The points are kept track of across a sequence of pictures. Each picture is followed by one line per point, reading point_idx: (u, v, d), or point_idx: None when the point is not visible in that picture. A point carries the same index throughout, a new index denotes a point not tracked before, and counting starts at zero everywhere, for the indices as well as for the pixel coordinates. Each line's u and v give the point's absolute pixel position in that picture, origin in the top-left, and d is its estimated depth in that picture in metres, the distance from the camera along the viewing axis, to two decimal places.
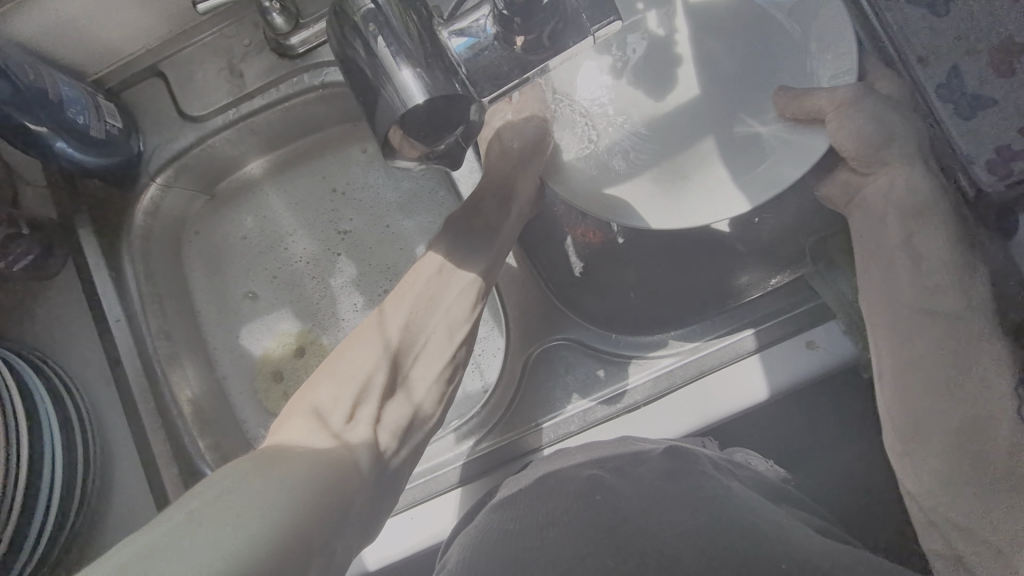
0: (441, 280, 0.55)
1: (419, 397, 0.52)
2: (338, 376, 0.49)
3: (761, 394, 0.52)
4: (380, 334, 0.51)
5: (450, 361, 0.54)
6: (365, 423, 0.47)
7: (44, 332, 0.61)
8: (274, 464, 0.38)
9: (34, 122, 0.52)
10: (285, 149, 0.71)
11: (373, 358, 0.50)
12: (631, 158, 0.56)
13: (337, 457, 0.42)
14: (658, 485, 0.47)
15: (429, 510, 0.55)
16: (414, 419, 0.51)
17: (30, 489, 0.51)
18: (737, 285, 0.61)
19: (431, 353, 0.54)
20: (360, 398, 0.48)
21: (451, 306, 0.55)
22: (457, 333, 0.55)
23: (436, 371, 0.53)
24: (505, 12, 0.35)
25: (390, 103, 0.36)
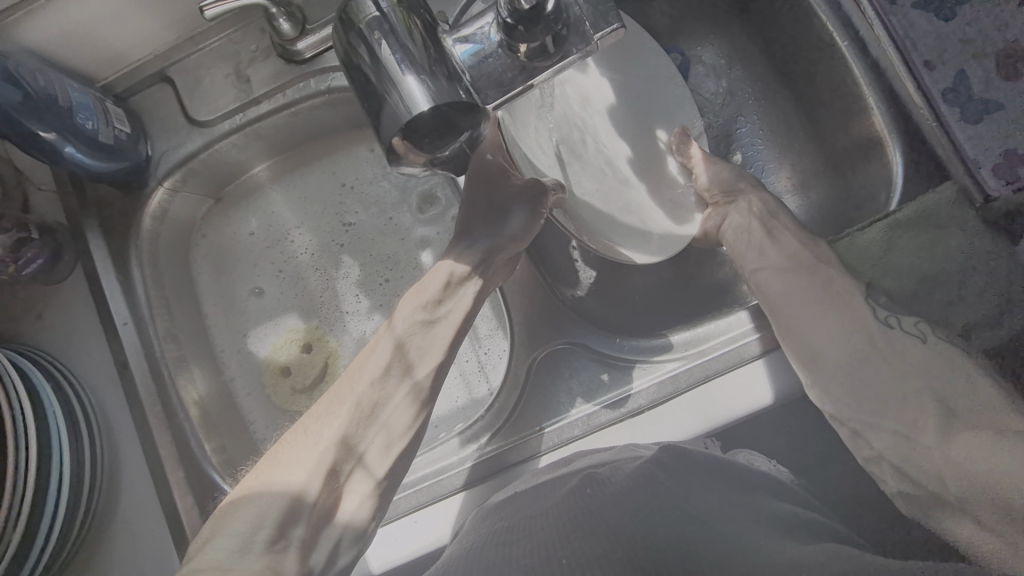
0: (387, 381, 0.52)
1: (352, 514, 0.49)
2: (272, 489, 0.47)
3: (767, 397, 0.52)
4: (317, 444, 0.49)
5: (392, 471, 0.52)
6: (294, 545, 0.45)
7: (53, 334, 0.62)
8: None
9: (43, 128, 0.52)
10: (290, 153, 0.71)
11: (310, 470, 0.47)
12: (617, 176, 0.63)
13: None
14: (649, 473, 0.45)
15: (433, 514, 0.55)
16: (349, 534, 0.49)
17: (38, 491, 0.52)
18: (741, 291, 0.65)
19: (373, 461, 0.51)
20: (292, 517, 0.46)
21: (395, 411, 0.52)
22: (398, 443, 0.52)
23: (375, 483, 0.51)
24: (508, 20, 0.35)
25: (395, 112, 0.36)
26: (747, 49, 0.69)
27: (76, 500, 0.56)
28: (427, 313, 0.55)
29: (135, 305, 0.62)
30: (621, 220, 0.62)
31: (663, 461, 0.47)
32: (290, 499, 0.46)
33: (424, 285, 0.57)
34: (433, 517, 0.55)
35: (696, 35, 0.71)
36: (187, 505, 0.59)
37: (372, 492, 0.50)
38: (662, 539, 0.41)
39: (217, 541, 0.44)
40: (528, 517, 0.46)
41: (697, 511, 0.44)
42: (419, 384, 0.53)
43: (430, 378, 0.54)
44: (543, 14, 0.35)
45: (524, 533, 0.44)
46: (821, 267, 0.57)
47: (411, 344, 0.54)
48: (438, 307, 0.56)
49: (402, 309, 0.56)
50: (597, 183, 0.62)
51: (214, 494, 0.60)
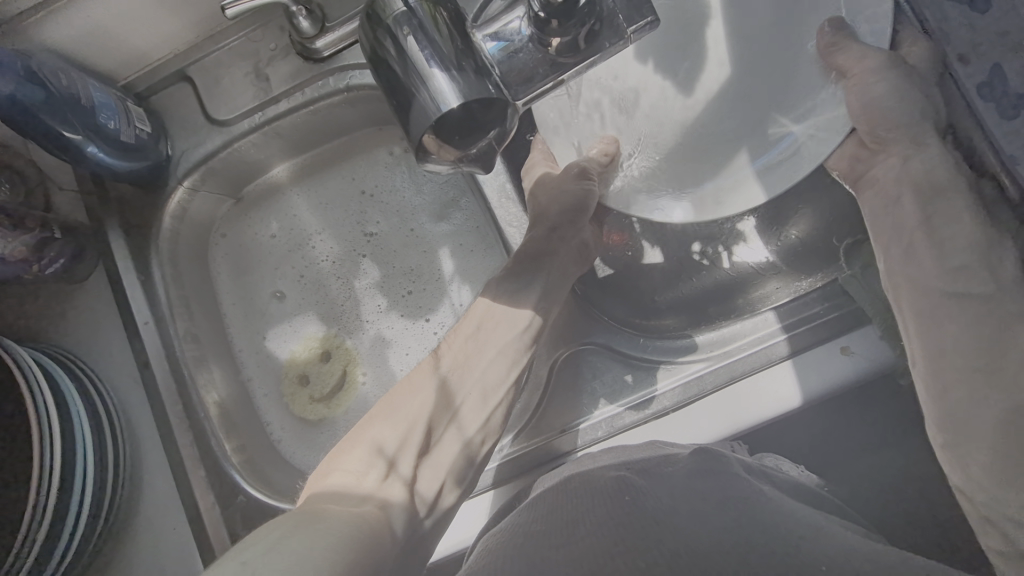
0: (477, 341, 0.55)
1: (453, 458, 0.51)
2: (377, 434, 0.49)
3: (794, 401, 0.51)
4: (421, 390, 0.52)
5: (486, 423, 0.53)
6: (400, 481, 0.48)
7: (76, 334, 0.62)
8: (318, 523, 0.39)
9: (69, 130, 0.53)
10: (310, 154, 0.71)
11: (414, 417, 0.50)
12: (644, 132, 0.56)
13: (373, 518, 0.43)
14: (687, 482, 0.46)
15: (474, 507, 0.55)
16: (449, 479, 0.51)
17: (63, 488, 0.52)
18: (763, 291, 0.60)
19: (468, 414, 0.53)
20: (398, 458, 0.49)
21: (490, 366, 0.54)
22: (496, 393, 0.54)
23: (470, 434, 0.52)
24: (541, 13, 0.34)
25: (425, 107, 0.36)
26: None
27: (99, 498, 0.56)
28: (513, 273, 0.57)
29: (156, 304, 0.62)
30: (651, 174, 0.57)
31: (699, 464, 0.47)
32: (398, 439, 0.49)
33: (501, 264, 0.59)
34: (476, 509, 0.55)
35: None
36: (208, 504, 0.59)
37: (468, 446, 0.52)
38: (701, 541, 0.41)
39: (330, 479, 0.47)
40: (561, 520, 0.45)
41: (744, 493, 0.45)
42: (512, 345, 0.55)
43: (524, 334, 0.55)
44: (578, 6, 0.34)
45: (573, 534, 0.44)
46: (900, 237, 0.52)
47: (502, 307, 0.56)
48: (525, 267, 0.56)
49: (493, 280, 0.58)
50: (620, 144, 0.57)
51: (234, 493, 0.60)
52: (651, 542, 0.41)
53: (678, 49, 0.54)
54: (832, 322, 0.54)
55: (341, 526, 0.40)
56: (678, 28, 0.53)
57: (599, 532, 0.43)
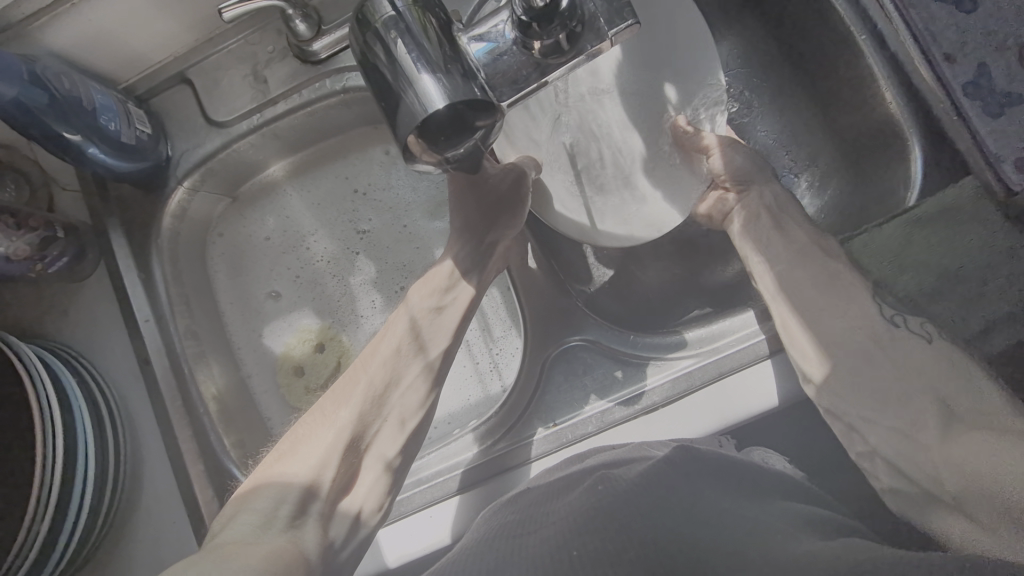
0: (398, 363, 0.53)
1: (371, 482, 0.51)
2: (290, 467, 0.48)
3: (782, 396, 0.52)
4: (335, 423, 0.50)
5: (403, 448, 0.53)
6: (314, 519, 0.46)
7: (79, 331, 0.64)
8: (226, 561, 0.38)
9: (69, 130, 0.54)
10: (306, 152, 0.72)
11: (327, 447, 0.49)
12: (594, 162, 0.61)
13: (285, 556, 0.42)
14: (661, 472, 0.46)
15: (446, 509, 0.56)
16: (365, 506, 0.50)
17: (65, 481, 0.53)
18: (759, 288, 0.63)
19: (384, 439, 0.52)
20: (311, 492, 0.47)
21: (407, 391, 0.54)
22: (412, 421, 0.54)
23: (387, 461, 0.52)
24: (523, 17, 0.36)
25: (410, 109, 0.37)
26: (758, 49, 0.68)
27: (100, 490, 0.57)
28: (434, 301, 0.56)
29: (156, 302, 0.63)
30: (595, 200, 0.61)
31: (677, 460, 0.48)
32: (311, 474, 0.47)
33: (426, 279, 0.58)
34: (448, 511, 0.55)
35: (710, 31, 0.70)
36: (207, 499, 0.61)
37: (383, 472, 0.52)
38: (685, 538, 0.41)
39: (238, 517, 0.44)
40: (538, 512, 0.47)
41: (721, 504, 0.46)
42: (429, 368, 0.55)
43: (439, 362, 0.56)
44: (558, 10, 0.35)
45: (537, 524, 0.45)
46: (815, 253, 0.58)
47: (425, 329, 0.55)
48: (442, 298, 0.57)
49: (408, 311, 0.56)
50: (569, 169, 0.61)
51: (232, 487, 0.61)
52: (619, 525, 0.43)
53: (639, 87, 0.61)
54: (820, 319, 0.54)
55: (250, 564, 0.39)
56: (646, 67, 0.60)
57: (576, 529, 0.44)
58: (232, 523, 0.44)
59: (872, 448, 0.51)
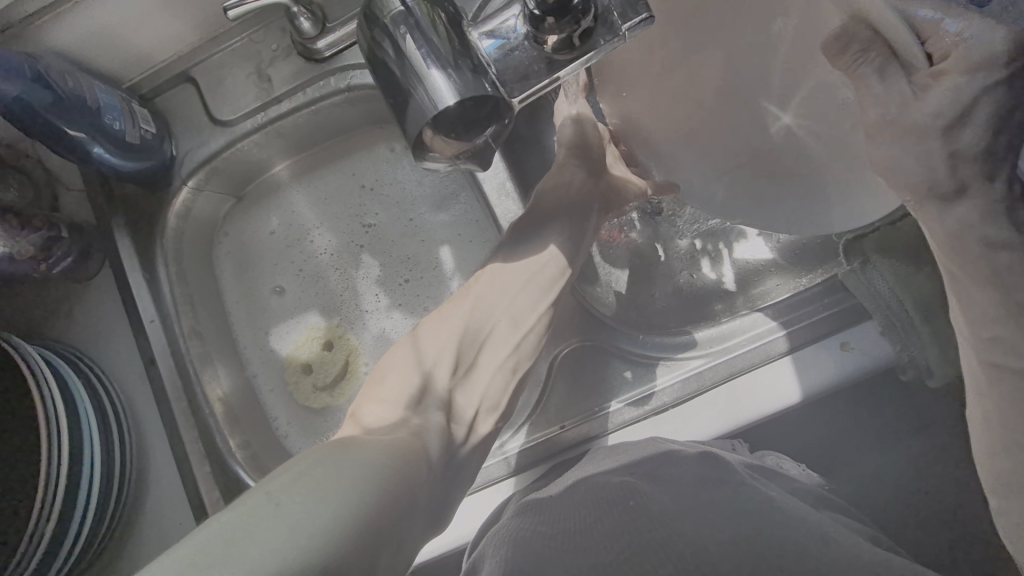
0: (510, 270, 0.55)
1: (488, 380, 0.53)
2: (412, 360, 0.50)
3: (794, 396, 0.52)
4: (451, 322, 0.52)
5: (516, 349, 0.54)
6: (434, 410, 0.49)
7: (83, 332, 0.64)
8: (355, 448, 0.39)
9: (75, 128, 0.54)
10: (310, 151, 0.71)
11: (443, 342, 0.51)
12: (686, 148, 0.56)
13: (409, 442, 0.43)
14: (695, 491, 0.46)
15: (486, 498, 0.57)
16: (482, 404, 0.52)
17: (71, 481, 0.53)
18: (766, 287, 0.60)
19: (498, 340, 0.54)
20: (429, 384, 0.49)
21: (519, 295, 0.54)
22: (526, 322, 0.54)
23: (501, 360, 0.53)
24: (536, 10, 0.34)
25: (422, 105, 0.36)
26: None
27: (106, 492, 0.57)
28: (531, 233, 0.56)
29: (161, 302, 0.62)
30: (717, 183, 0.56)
31: (703, 474, 0.48)
32: (431, 366, 0.50)
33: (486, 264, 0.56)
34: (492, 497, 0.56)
35: None
36: (213, 500, 0.60)
37: (497, 373, 0.53)
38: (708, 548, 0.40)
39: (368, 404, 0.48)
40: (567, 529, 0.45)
41: (758, 504, 0.45)
42: (542, 276, 0.55)
43: (552, 274, 0.55)
44: (571, 4, 0.34)
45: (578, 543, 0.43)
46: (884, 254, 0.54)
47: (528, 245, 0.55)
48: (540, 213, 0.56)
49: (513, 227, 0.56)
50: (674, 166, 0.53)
51: (239, 488, 0.61)
52: (660, 545, 0.41)
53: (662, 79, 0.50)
54: (832, 318, 0.54)
55: (379, 451, 0.40)
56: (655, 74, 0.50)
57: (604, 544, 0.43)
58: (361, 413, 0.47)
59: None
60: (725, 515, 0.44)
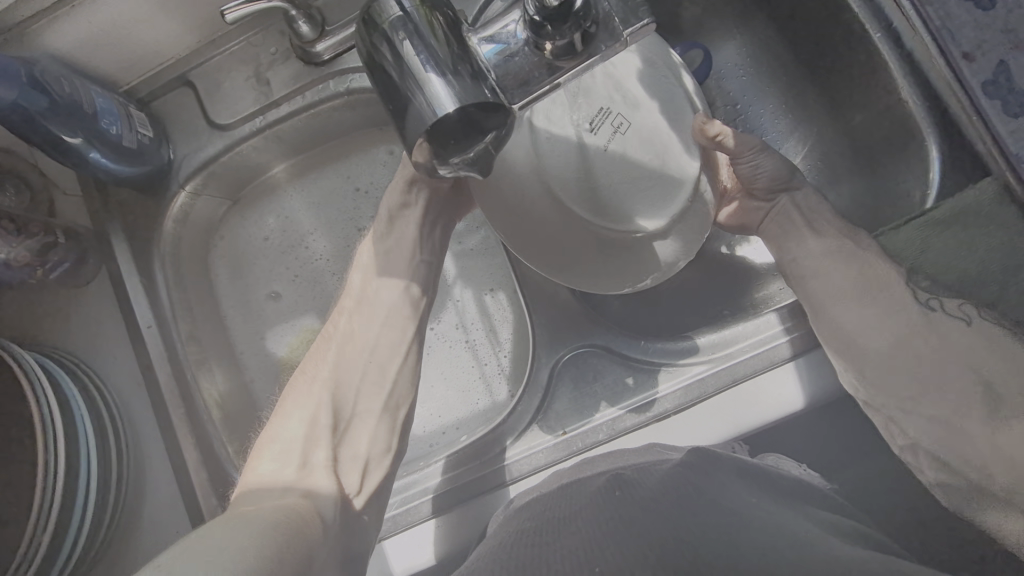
0: (366, 304, 0.56)
1: (372, 426, 0.54)
2: (289, 421, 0.51)
3: (796, 402, 0.51)
4: (318, 383, 0.53)
5: (393, 387, 0.55)
6: (321, 467, 0.50)
7: (80, 338, 0.63)
8: (234, 519, 0.40)
9: (69, 133, 0.53)
10: (307, 154, 0.70)
11: (315, 397, 0.53)
12: (631, 136, 0.50)
13: (301, 507, 0.45)
14: (676, 471, 0.46)
15: (424, 531, 0.54)
16: (371, 452, 0.54)
17: (67, 489, 0.52)
18: (769, 292, 0.61)
19: (373, 383, 0.55)
20: (311, 443, 0.51)
21: (383, 330, 0.56)
22: (396, 356, 0.56)
23: (380, 402, 0.55)
24: (536, 17, 0.35)
25: (420, 112, 0.36)
26: (771, 47, 0.65)
27: (103, 498, 0.57)
28: (420, 258, 0.58)
29: (158, 308, 0.62)
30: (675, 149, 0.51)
31: (690, 461, 0.47)
32: (304, 428, 0.51)
33: (345, 293, 0.58)
34: (428, 532, 0.54)
35: (718, 29, 0.67)
36: (211, 507, 0.60)
37: (378, 416, 0.55)
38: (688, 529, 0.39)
39: (256, 473, 0.49)
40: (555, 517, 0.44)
41: (743, 505, 0.43)
42: (405, 301, 0.57)
43: (406, 294, 0.57)
44: (572, 10, 0.34)
45: (563, 530, 0.42)
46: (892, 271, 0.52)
47: (376, 275, 0.57)
48: (388, 235, 0.58)
49: (370, 249, 0.58)
50: (641, 134, 0.50)
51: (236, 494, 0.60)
52: (637, 527, 0.40)
53: (589, 120, 0.50)
54: None
55: (260, 519, 0.40)
56: (588, 113, 0.50)
57: (594, 526, 0.41)
58: (251, 487, 0.47)
59: (925, 463, 0.49)
60: (693, 502, 0.42)
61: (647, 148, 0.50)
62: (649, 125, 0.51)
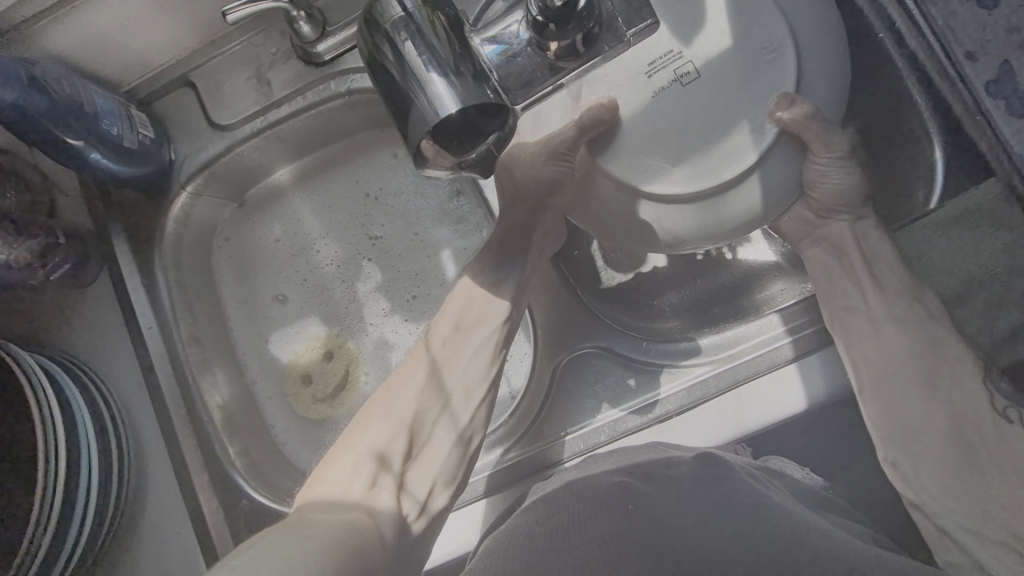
0: (463, 333, 0.55)
1: (445, 457, 0.51)
2: (366, 440, 0.49)
3: (799, 404, 0.50)
4: (399, 402, 0.51)
5: (472, 417, 0.53)
6: (388, 489, 0.47)
7: (82, 339, 0.63)
8: (302, 529, 0.37)
9: (72, 135, 0.53)
10: (311, 157, 0.70)
11: (399, 418, 0.50)
12: (670, 90, 0.46)
13: (362, 523, 0.42)
14: (691, 489, 0.45)
15: (464, 517, 0.55)
16: (438, 481, 0.51)
17: (69, 491, 0.52)
18: (770, 293, 0.60)
19: (454, 411, 0.52)
20: (384, 462, 0.48)
21: (472, 360, 0.54)
22: (478, 389, 0.54)
23: (456, 432, 0.52)
24: (539, 17, 0.34)
25: (423, 112, 0.35)
26: None
27: (104, 500, 0.57)
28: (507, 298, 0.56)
29: (159, 309, 0.62)
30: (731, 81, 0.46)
31: (702, 472, 0.46)
32: (380, 448, 0.48)
33: (441, 315, 0.56)
34: (460, 521, 0.55)
35: None
36: (213, 508, 0.60)
37: (452, 447, 0.52)
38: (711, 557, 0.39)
39: (319, 489, 0.45)
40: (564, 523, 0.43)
41: (757, 504, 0.44)
42: (495, 337, 0.55)
43: (499, 333, 0.55)
44: (575, 10, 0.34)
45: (575, 539, 0.41)
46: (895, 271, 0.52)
47: (477, 303, 0.55)
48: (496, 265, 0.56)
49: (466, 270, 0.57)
50: (681, 85, 0.46)
51: (237, 496, 0.60)
52: (652, 552, 0.40)
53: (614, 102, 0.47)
54: None
55: (329, 534, 0.37)
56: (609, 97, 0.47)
57: (606, 544, 0.41)
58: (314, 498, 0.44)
59: None
60: (714, 514, 0.43)
61: (699, 95, 0.46)
62: (685, 74, 0.46)
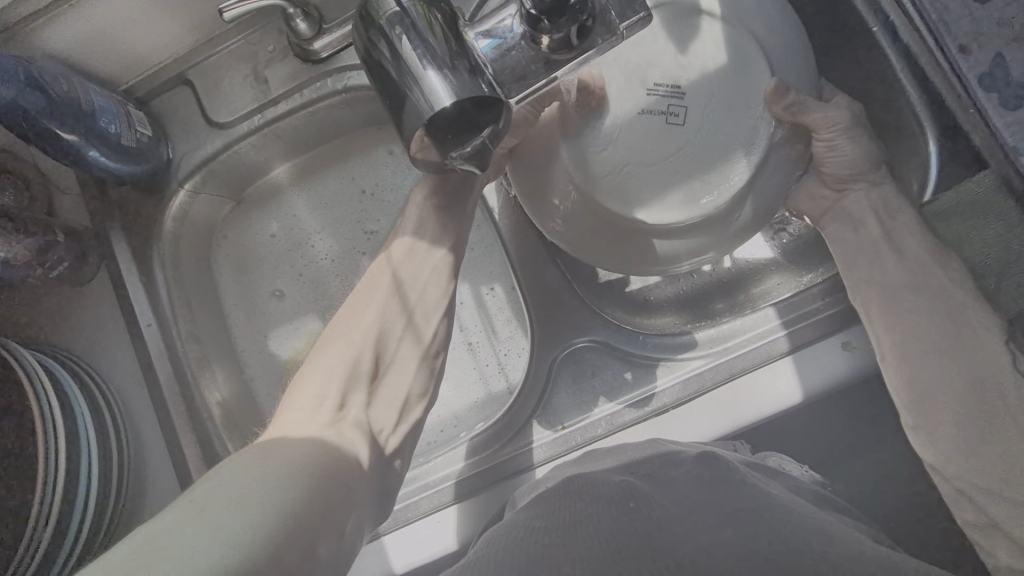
0: (417, 257, 0.53)
1: (412, 374, 0.52)
2: (326, 365, 0.48)
3: (793, 396, 0.51)
4: (357, 328, 0.50)
5: (434, 336, 0.53)
6: (356, 409, 0.47)
7: (81, 337, 0.63)
8: (269, 455, 0.38)
9: (68, 131, 0.53)
10: (309, 155, 0.71)
11: (357, 342, 0.49)
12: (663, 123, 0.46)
13: (334, 444, 0.43)
14: (695, 491, 0.45)
15: (445, 519, 0.54)
16: (409, 397, 0.52)
17: (68, 487, 0.53)
18: (767, 288, 0.60)
19: (417, 330, 0.52)
20: (349, 384, 0.48)
21: (429, 281, 0.53)
22: (439, 309, 0.53)
23: (421, 351, 0.52)
24: (533, 11, 0.34)
25: (417, 106, 0.36)
26: None
27: (104, 497, 0.57)
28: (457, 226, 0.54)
29: (158, 306, 0.62)
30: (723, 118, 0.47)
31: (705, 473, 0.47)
32: (343, 372, 0.48)
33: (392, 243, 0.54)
34: (448, 520, 0.54)
35: None
36: None
37: (418, 366, 0.52)
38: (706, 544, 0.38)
39: (286, 416, 0.45)
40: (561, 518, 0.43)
41: (762, 500, 0.44)
42: (450, 257, 0.54)
43: (452, 256, 0.54)
44: (570, 3, 0.34)
45: (574, 535, 0.41)
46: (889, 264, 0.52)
47: (425, 230, 0.54)
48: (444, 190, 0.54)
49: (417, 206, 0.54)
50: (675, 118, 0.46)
51: None
52: (646, 539, 0.39)
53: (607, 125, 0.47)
54: (833, 317, 0.53)
55: (296, 458, 0.38)
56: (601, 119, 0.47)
57: (605, 536, 0.40)
58: (282, 423, 0.44)
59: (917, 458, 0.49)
60: (715, 505, 0.43)
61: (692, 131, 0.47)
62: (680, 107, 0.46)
